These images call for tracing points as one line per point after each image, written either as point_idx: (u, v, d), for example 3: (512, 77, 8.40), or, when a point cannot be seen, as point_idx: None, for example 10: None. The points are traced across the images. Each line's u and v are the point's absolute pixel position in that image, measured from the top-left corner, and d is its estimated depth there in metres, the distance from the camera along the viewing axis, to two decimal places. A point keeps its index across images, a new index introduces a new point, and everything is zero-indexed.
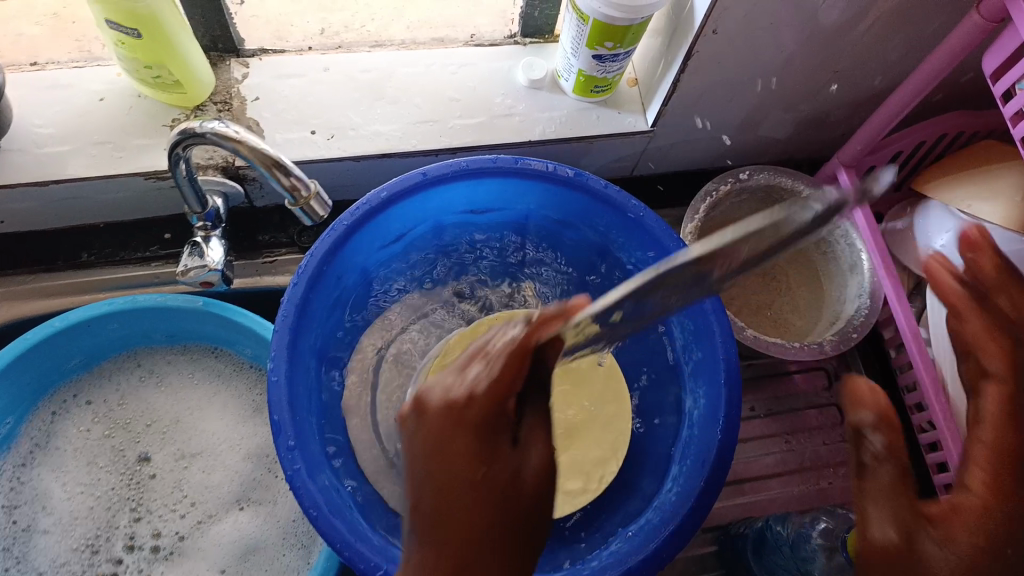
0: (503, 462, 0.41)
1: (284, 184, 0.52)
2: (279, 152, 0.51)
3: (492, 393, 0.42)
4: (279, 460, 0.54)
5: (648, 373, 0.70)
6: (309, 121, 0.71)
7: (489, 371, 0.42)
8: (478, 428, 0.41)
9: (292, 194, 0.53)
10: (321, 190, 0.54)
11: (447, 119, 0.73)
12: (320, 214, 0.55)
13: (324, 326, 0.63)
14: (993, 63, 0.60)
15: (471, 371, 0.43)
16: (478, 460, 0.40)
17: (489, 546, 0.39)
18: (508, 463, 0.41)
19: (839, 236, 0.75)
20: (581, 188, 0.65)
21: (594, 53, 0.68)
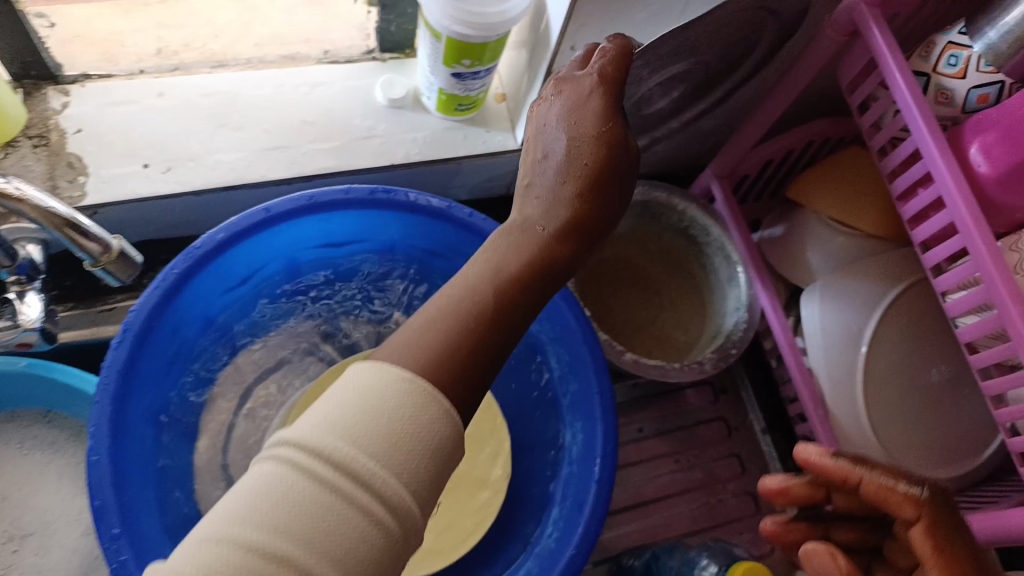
0: (602, 161, 0.46)
1: (81, 243, 0.47)
2: (71, 210, 0.46)
3: (593, 112, 0.46)
4: (102, 549, 0.49)
5: (529, 405, 0.67)
6: (142, 153, 0.64)
7: (584, 111, 0.46)
8: (569, 146, 0.46)
9: (92, 254, 0.48)
10: (125, 247, 0.51)
11: (300, 145, 0.67)
12: (124, 272, 0.51)
13: (159, 387, 0.57)
14: (849, 73, 0.59)
15: (574, 95, 0.47)
16: (580, 171, 0.45)
17: (582, 230, 0.45)
18: (614, 161, 0.46)
19: (716, 248, 0.73)
20: (444, 218, 0.61)
21: (452, 70, 0.64)
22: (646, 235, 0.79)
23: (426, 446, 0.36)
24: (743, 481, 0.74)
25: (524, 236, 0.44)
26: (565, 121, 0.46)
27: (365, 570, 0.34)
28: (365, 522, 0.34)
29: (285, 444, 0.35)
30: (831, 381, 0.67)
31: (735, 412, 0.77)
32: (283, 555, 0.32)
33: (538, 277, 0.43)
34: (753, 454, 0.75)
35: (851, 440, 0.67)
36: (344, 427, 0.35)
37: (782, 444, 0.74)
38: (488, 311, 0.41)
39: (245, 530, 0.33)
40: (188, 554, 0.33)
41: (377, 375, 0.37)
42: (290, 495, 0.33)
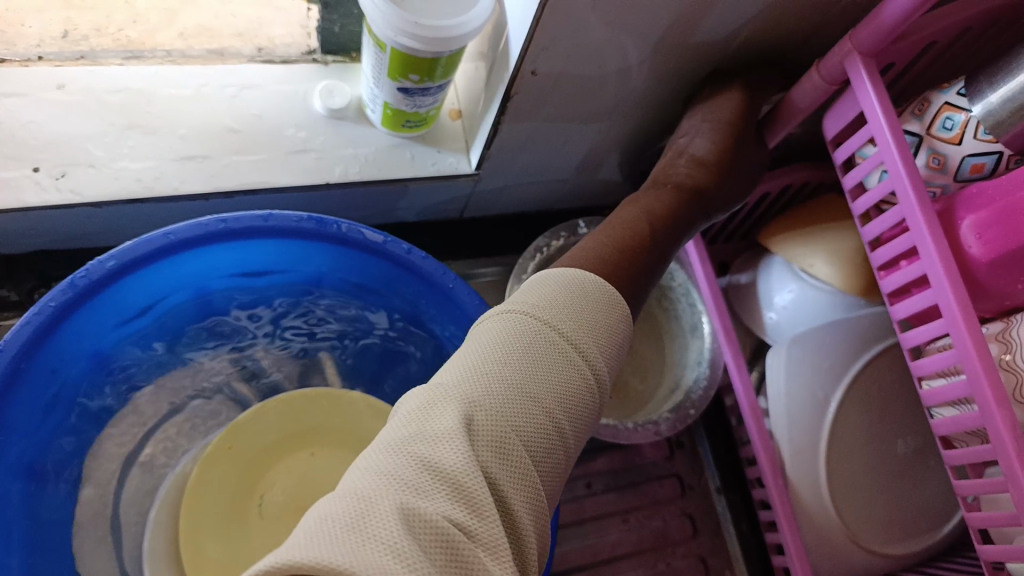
0: (732, 148, 0.58)
1: None
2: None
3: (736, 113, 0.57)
4: None
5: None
6: (33, 154, 0.55)
7: (719, 114, 0.57)
8: (707, 133, 0.57)
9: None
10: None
11: (222, 156, 0.59)
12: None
13: (31, 435, 0.49)
14: (835, 127, 0.54)
15: (722, 99, 0.57)
16: (710, 158, 0.57)
17: (702, 194, 0.57)
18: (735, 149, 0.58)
19: (681, 294, 0.69)
20: (381, 254, 0.54)
21: (398, 85, 0.57)
22: None
23: (617, 335, 0.42)
24: (694, 544, 0.69)
25: (662, 193, 0.56)
26: (705, 118, 0.58)
27: (580, 421, 0.38)
28: (585, 384, 0.38)
29: (520, 312, 0.39)
30: (792, 448, 0.63)
31: (689, 468, 0.72)
32: (535, 395, 0.36)
33: (670, 229, 0.54)
34: (705, 514, 0.71)
35: (811, 514, 0.62)
36: (560, 306, 0.40)
37: (737, 504, 0.70)
38: (634, 254, 0.50)
39: (500, 371, 0.37)
40: (447, 386, 0.36)
41: (575, 278, 0.43)
42: (531, 349, 0.38)
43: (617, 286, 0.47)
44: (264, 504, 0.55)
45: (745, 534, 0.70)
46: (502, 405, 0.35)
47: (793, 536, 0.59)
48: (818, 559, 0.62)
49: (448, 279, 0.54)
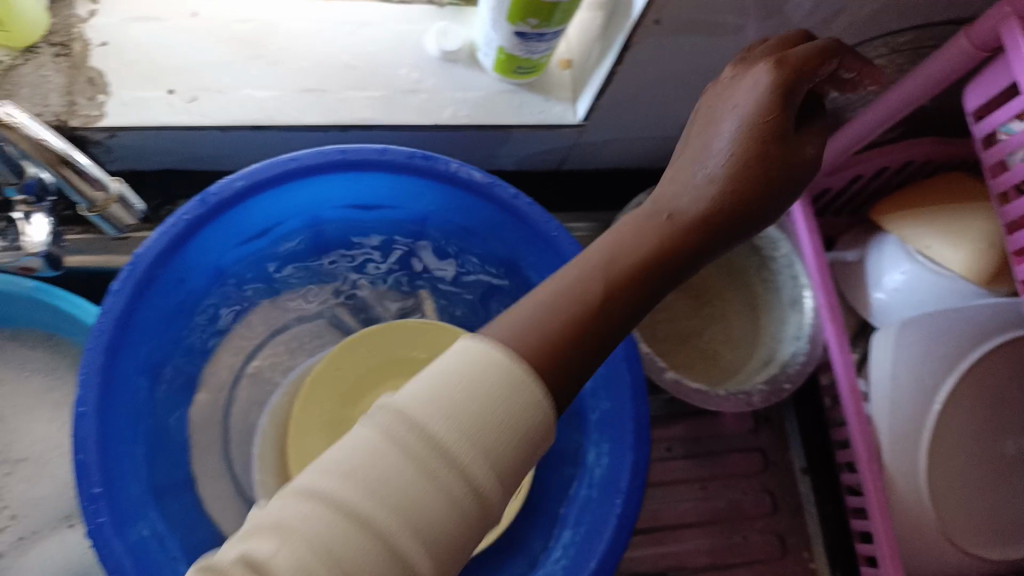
0: (755, 155, 0.40)
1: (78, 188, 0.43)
2: (69, 148, 0.43)
3: (769, 129, 0.40)
4: (81, 507, 0.46)
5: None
6: (167, 77, 0.59)
7: (750, 114, 0.40)
8: (734, 130, 0.40)
9: (89, 198, 0.46)
10: (122, 191, 0.48)
11: (339, 90, 0.61)
12: (122, 218, 0.49)
13: (156, 337, 0.53)
14: (979, 98, 0.50)
15: (751, 88, 0.41)
16: (728, 172, 0.40)
17: (717, 226, 0.40)
18: (773, 165, 0.40)
19: (783, 265, 0.66)
20: (487, 195, 0.55)
21: (516, 29, 0.57)
22: None
23: (514, 441, 0.34)
24: (772, 520, 0.68)
25: (645, 226, 0.39)
26: (741, 102, 0.41)
27: (443, 549, 0.33)
28: (445, 504, 0.33)
29: (387, 412, 0.34)
30: (892, 437, 0.61)
31: (775, 444, 0.70)
32: (367, 522, 0.31)
33: (660, 274, 0.39)
34: (786, 492, 0.69)
35: (905, 502, 0.60)
36: (443, 404, 0.33)
37: (819, 484, 0.68)
38: (593, 310, 0.37)
39: (337, 492, 0.32)
40: (291, 502, 0.32)
41: (477, 358, 0.35)
42: (382, 467, 0.32)
43: (537, 378, 0.35)
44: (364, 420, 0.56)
45: (827, 516, 0.68)
46: (328, 537, 0.31)
47: (883, 522, 0.59)
48: (914, 545, 0.61)
49: (550, 227, 0.55)
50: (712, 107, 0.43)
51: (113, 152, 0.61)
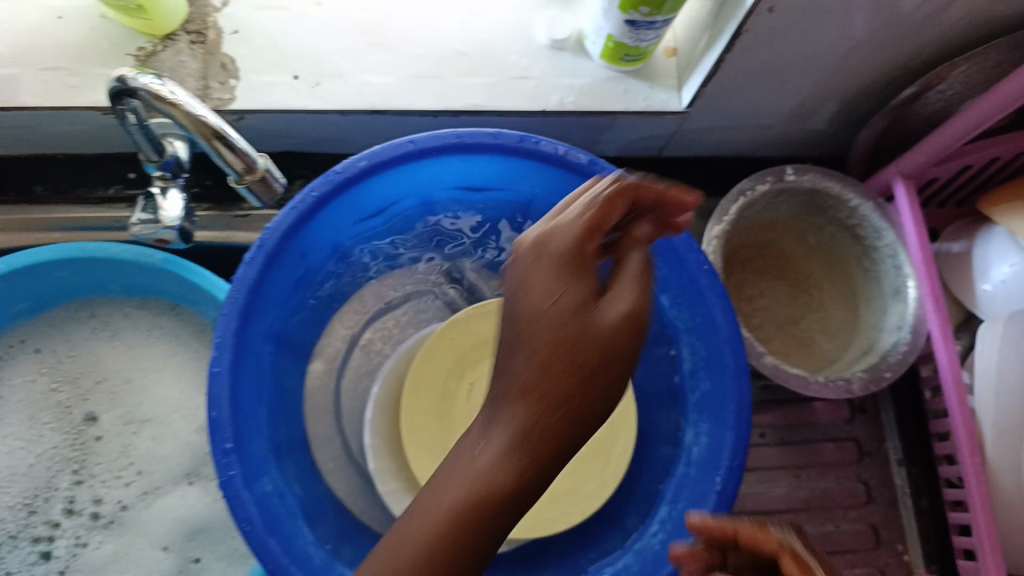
0: (554, 341, 0.37)
1: (226, 160, 0.45)
2: (219, 120, 0.44)
3: (560, 303, 0.37)
4: (214, 460, 0.49)
5: (652, 392, 0.64)
6: (292, 63, 0.62)
7: (558, 303, 0.37)
8: (530, 290, 0.38)
9: (237, 171, 0.46)
10: (269, 167, 0.48)
11: (451, 76, 0.63)
12: (266, 194, 0.49)
13: (282, 307, 0.56)
14: None
15: (546, 261, 0.39)
16: (529, 362, 0.36)
17: (545, 428, 0.36)
18: (580, 353, 0.37)
19: (887, 255, 0.65)
20: (594, 177, 0.57)
21: (627, 18, 0.58)
22: (806, 226, 0.71)
23: None
24: (866, 511, 0.69)
25: (471, 445, 0.37)
26: (525, 301, 0.38)
27: None
28: None
29: None
30: (995, 429, 0.60)
31: (871, 434, 0.71)
32: None
33: (479, 517, 0.36)
34: (882, 485, 0.69)
35: (1008, 497, 0.59)
36: None
37: (917, 479, 0.69)
38: (442, 541, 0.35)
39: None
40: None
41: None
42: None
43: None
44: (471, 393, 0.60)
45: (924, 511, 0.68)
46: None
47: (985, 515, 0.58)
48: (1017, 542, 0.60)
49: None
50: (528, 251, 0.39)
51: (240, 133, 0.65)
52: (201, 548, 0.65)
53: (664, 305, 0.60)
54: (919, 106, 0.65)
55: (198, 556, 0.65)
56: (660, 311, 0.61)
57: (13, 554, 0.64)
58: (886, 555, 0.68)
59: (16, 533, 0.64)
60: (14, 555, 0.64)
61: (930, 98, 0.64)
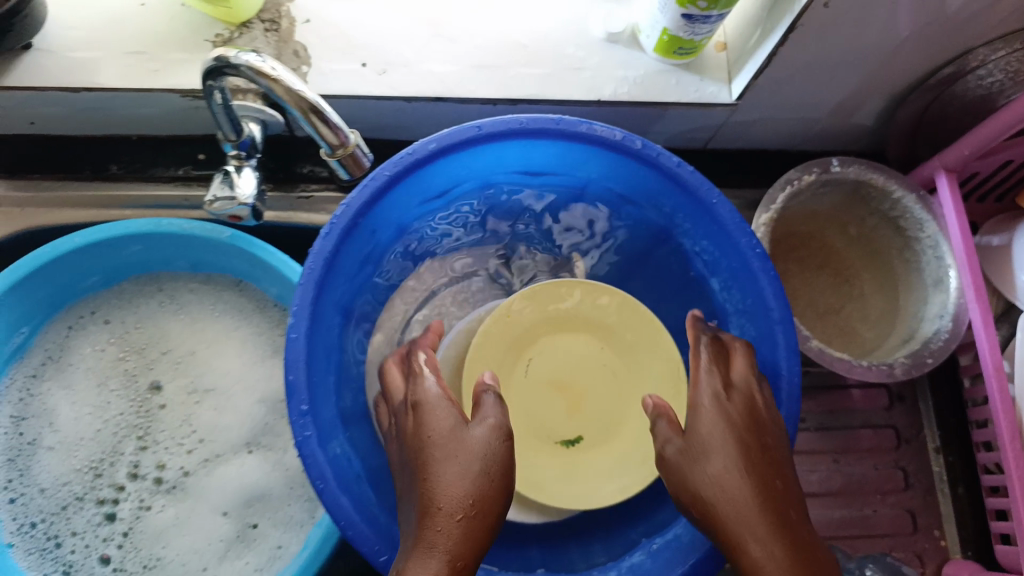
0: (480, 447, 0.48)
1: (322, 134, 0.48)
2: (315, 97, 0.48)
3: (440, 423, 0.49)
4: (290, 422, 0.52)
5: None
6: (360, 51, 0.65)
7: (434, 399, 0.51)
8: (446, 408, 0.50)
9: (329, 145, 0.49)
10: (358, 143, 0.51)
11: (511, 66, 0.66)
12: (356, 171, 0.52)
13: (352, 281, 0.59)
14: None
15: (417, 384, 0.53)
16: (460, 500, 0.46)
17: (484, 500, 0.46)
18: (477, 456, 0.48)
19: (929, 246, 0.67)
20: (650, 163, 0.59)
21: (684, 11, 0.60)
22: (847, 218, 0.73)
23: None
24: (904, 497, 0.71)
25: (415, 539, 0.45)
26: (417, 433, 0.49)
27: None
28: None
29: None
30: None
31: (909, 422, 0.73)
32: None
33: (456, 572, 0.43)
34: (920, 472, 0.71)
35: None
36: None
37: (955, 467, 0.70)
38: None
39: None
40: None
41: None
42: None
43: None
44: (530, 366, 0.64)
45: (960, 498, 0.70)
46: None
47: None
48: None
49: (711, 195, 0.58)
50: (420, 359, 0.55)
51: None
52: (259, 514, 0.67)
53: (714, 288, 0.63)
54: (960, 88, 0.65)
55: (255, 522, 0.67)
56: (711, 294, 0.64)
57: (79, 515, 0.67)
58: (922, 539, 0.70)
59: (82, 495, 0.67)
60: (81, 516, 0.67)
61: (972, 81, 0.64)
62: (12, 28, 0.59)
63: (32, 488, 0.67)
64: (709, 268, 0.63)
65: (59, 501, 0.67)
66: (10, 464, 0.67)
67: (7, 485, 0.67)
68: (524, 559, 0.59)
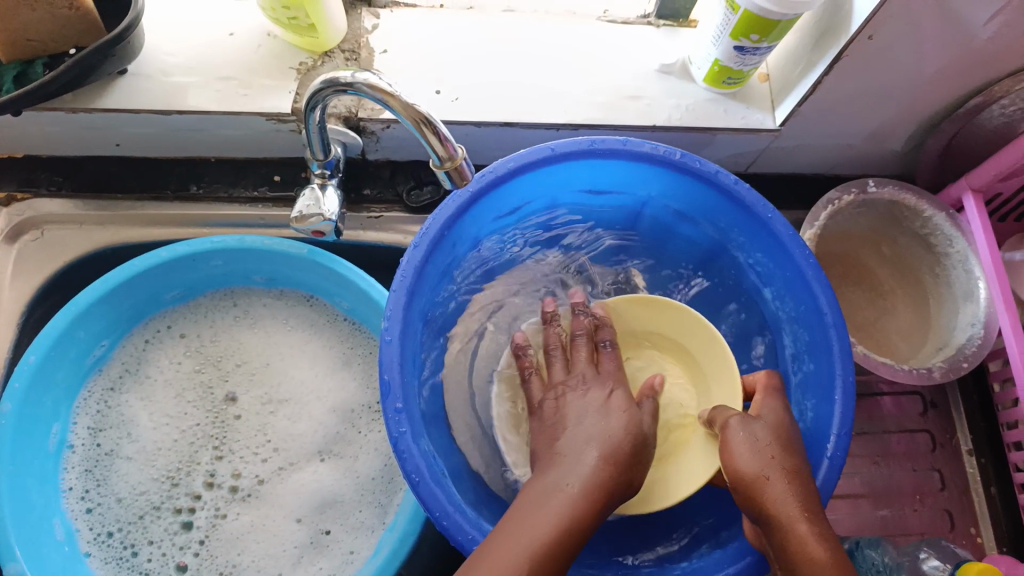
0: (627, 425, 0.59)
1: (433, 147, 0.54)
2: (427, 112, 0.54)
3: (591, 410, 0.60)
4: (386, 419, 0.55)
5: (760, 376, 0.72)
6: (435, 79, 0.70)
7: (613, 401, 0.61)
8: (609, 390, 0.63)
9: (439, 158, 0.55)
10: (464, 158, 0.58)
11: (574, 94, 0.71)
12: (461, 181, 0.57)
13: (434, 289, 0.64)
14: None
15: (604, 386, 0.63)
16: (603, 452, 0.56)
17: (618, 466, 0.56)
18: (625, 438, 0.58)
19: (958, 260, 0.73)
20: (710, 182, 0.64)
21: (737, 44, 0.65)
22: (881, 236, 0.79)
23: None
24: (941, 497, 0.75)
25: (560, 488, 0.53)
26: (591, 416, 0.60)
27: None
28: None
29: None
30: None
31: (942, 427, 0.78)
32: None
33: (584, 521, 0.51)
34: (954, 475, 0.76)
35: None
36: None
37: (987, 469, 0.75)
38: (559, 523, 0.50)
39: None
40: None
41: None
42: None
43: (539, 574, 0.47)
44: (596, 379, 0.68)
45: (993, 498, 0.75)
46: None
47: None
48: None
49: (767, 210, 0.63)
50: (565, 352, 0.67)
51: (381, 141, 0.72)
52: (331, 520, 0.69)
53: (766, 297, 0.69)
54: (984, 120, 0.71)
55: (328, 528, 0.69)
56: (765, 303, 0.69)
57: (157, 524, 0.69)
58: (961, 538, 0.74)
59: (159, 504, 0.69)
60: (158, 525, 0.69)
61: (995, 113, 0.70)
62: (115, 54, 0.63)
63: (109, 497, 0.69)
64: (762, 278, 0.68)
65: (137, 511, 0.69)
66: (87, 474, 0.69)
67: (84, 495, 0.68)
68: (599, 555, 0.62)
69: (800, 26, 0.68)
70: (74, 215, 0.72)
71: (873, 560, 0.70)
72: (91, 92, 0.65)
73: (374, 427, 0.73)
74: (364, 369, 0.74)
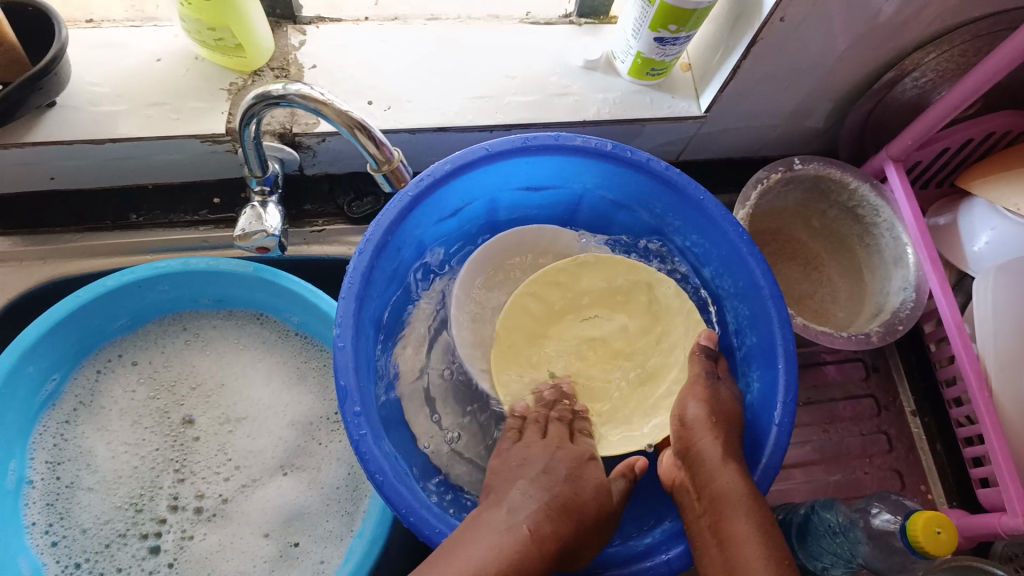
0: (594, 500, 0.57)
1: (371, 152, 0.59)
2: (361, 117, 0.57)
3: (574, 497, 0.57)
4: (346, 424, 0.56)
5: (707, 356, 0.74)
6: (366, 91, 0.71)
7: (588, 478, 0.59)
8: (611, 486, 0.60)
9: (376, 161, 0.60)
10: (400, 159, 0.62)
11: (503, 96, 0.73)
12: (396, 181, 0.62)
13: (381, 295, 0.65)
14: (1006, 59, 0.62)
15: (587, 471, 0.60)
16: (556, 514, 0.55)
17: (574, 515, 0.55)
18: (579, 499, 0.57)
19: (885, 229, 0.76)
20: (643, 170, 0.66)
21: (656, 35, 0.67)
22: (810, 212, 0.82)
23: None
24: (890, 457, 0.79)
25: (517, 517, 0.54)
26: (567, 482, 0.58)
27: None
28: None
29: None
30: (997, 365, 0.69)
31: (884, 391, 0.82)
32: None
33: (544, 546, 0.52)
34: (900, 434, 0.80)
35: (1015, 427, 0.68)
36: None
37: (931, 426, 0.79)
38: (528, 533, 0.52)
39: None
40: None
41: None
42: None
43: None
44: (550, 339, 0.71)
45: (939, 453, 0.78)
46: None
47: (999, 439, 0.66)
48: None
49: (698, 193, 0.65)
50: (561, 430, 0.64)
51: (317, 155, 0.72)
52: (299, 532, 0.70)
53: (706, 277, 0.71)
54: (897, 93, 0.75)
55: (297, 540, 0.69)
56: (705, 283, 0.71)
57: (124, 552, 0.69)
58: (912, 494, 0.77)
59: (125, 531, 0.69)
60: (125, 552, 0.69)
61: (908, 84, 0.74)
62: (42, 87, 0.63)
63: (73, 529, 0.69)
64: (700, 259, 0.71)
65: (102, 540, 0.69)
66: (49, 508, 0.69)
67: (48, 529, 0.68)
68: None
69: (716, 13, 0.70)
70: (14, 252, 0.72)
71: (828, 522, 0.70)
72: (20, 127, 0.65)
73: (335, 438, 0.74)
74: (320, 381, 0.75)
